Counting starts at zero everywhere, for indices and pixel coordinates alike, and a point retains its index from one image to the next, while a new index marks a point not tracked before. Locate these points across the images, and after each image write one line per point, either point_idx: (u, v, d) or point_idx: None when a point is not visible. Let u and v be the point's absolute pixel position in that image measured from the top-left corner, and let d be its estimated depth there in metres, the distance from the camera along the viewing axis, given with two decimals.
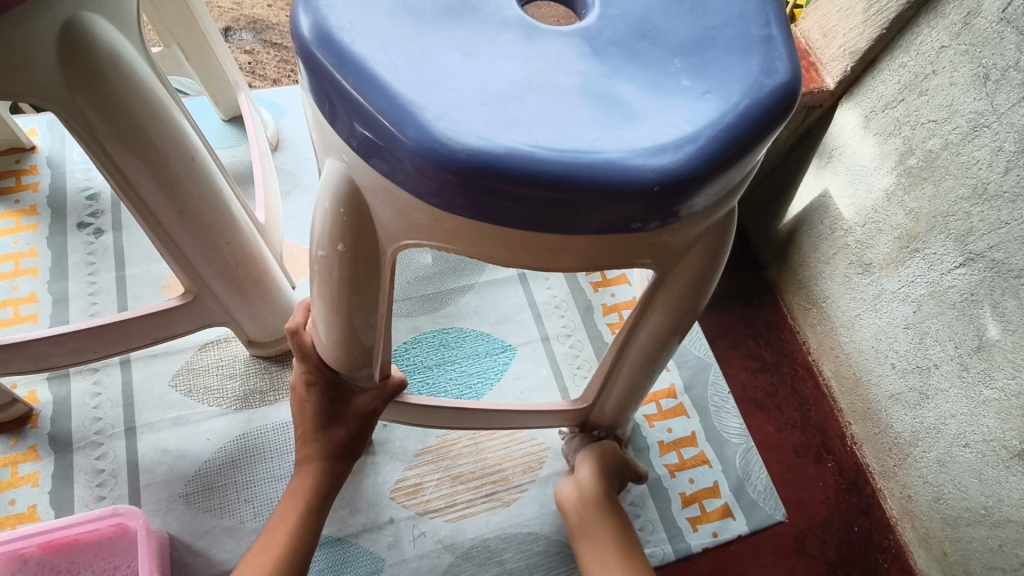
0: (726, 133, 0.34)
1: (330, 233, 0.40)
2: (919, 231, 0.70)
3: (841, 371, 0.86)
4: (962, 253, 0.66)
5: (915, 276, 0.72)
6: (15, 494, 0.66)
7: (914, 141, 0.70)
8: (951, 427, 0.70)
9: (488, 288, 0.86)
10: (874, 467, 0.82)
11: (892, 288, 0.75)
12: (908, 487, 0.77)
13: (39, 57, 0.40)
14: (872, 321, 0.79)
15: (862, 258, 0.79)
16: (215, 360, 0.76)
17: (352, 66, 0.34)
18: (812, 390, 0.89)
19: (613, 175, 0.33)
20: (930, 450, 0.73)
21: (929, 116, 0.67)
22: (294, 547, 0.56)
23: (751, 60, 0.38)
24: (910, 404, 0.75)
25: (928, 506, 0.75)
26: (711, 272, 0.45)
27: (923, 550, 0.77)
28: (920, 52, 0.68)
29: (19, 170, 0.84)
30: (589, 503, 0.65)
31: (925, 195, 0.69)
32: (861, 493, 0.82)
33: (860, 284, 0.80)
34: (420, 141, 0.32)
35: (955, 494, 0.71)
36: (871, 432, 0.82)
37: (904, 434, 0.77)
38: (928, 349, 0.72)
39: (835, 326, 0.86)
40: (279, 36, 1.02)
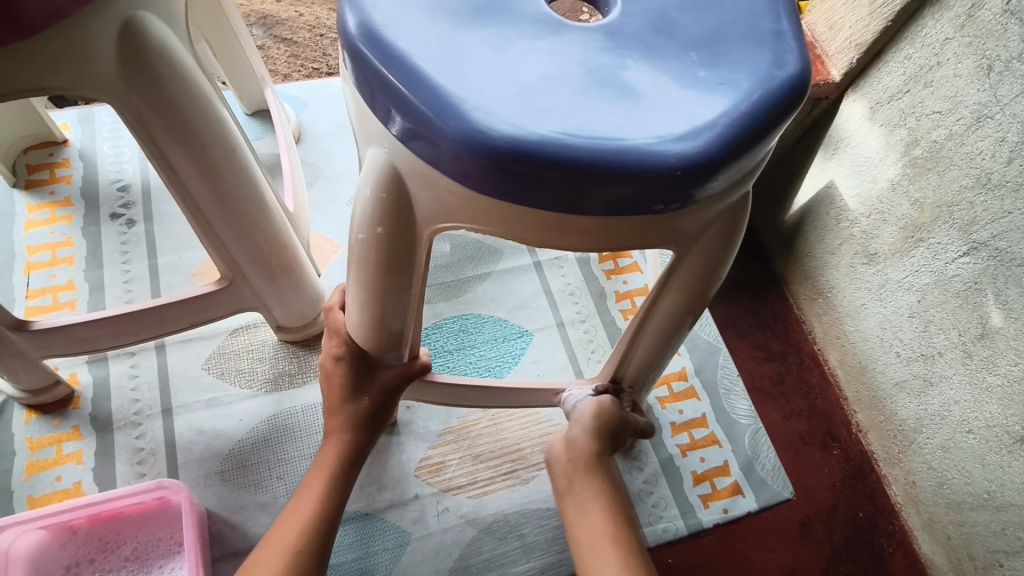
0: (740, 121, 0.37)
1: (370, 216, 0.43)
2: (924, 221, 0.73)
3: (846, 360, 0.89)
4: (965, 243, 0.68)
5: (921, 265, 0.74)
6: (61, 471, 0.70)
7: (919, 132, 0.72)
8: (955, 413, 0.73)
9: (505, 276, 0.89)
10: (879, 454, 0.85)
11: (897, 277, 0.78)
12: (912, 473, 0.80)
13: (99, 54, 0.43)
14: (877, 310, 0.82)
15: (867, 248, 0.82)
16: (245, 345, 0.79)
17: (396, 60, 0.36)
18: (818, 379, 0.92)
19: (639, 160, 0.35)
20: (934, 437, 0.76)
21: (935, 107, 0.70)
22: (320, 513, 0.57)
23: (762, 53, 0.40)
24: (914, 391, 0.78)
25: (932, 492, 0.77)
26: (727, 253, 0.48)
27: (927, 535, 0.79)
28: (925, 44, 0.70)
29: (53, 163, 0.87)
30: (579, 465, 0.61)
31: (930, 185, 0.72)
32: (866, 480, 0.85)
33: (865, 274, 0.83)
34: (461, 129, 0.35)
35: (959, 479, 0.73)
36: (876, 419, 0.85)
37: (909, 421, 0.80)
38: (933, 338, 0.74)
39: (841, 316, 0.89)
40: (290, 31, 1.05)
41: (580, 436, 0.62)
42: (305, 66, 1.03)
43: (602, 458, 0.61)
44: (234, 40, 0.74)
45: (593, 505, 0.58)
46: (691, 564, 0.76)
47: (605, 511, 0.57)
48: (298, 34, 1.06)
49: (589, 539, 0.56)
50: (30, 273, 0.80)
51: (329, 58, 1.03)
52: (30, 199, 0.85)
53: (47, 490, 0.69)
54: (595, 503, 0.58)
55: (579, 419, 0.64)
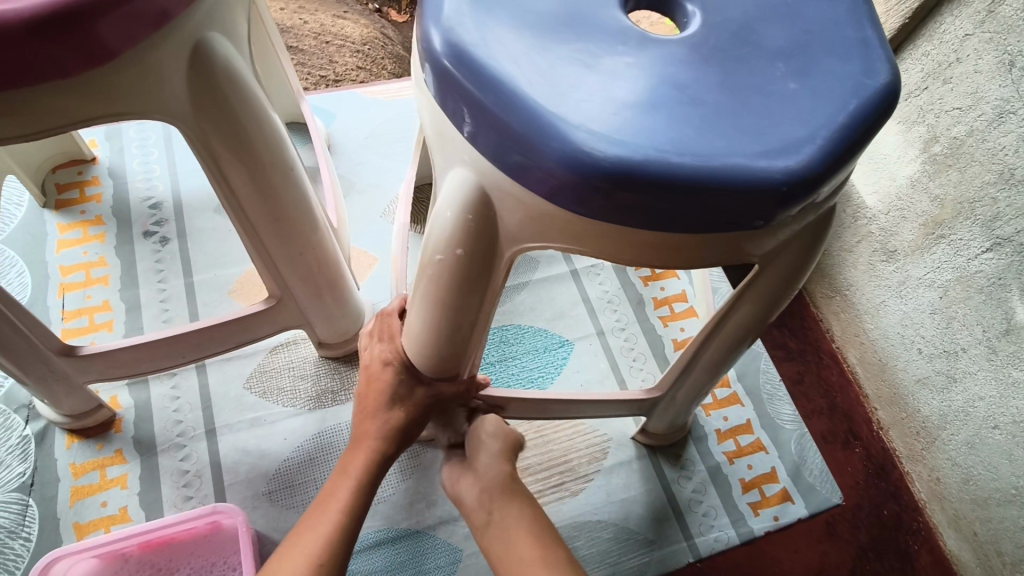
0: (840, 133, 0.37)
1: (449, 237, 0.42)
2: (945, 217, 0.73)
3: (866, 358, 0.88)
4: (988, 238, 0.68)
5: (941, 262, 0.74)
6: (106, 496, 0.68)
7: (938, 129, 0.72)
8: (979, 409, 0.72)
9: (542, 285, 0.88)
10: (901, 451, 0.85)
11: (918, 274, 0.78)
12: (936, 470, 0.80)
13: (167, 78, 0.42)
14: (897, 307, 0.82)
15: (886, 245, 0.82)
16: (286, 362, 0.78)
17: (491, 81, 0.36)
18: (838, 377, 0.91)
19: (746, 176, 0.35)
20: (958, 433, 0.76)
21: (955, 103, 0.69)
22: (345, 526, 0.55)
23: (851, 61, 0.40)
24: (938, 387, 0.77)
25: (956, 489, 0.77)
26: (809, 261, 0.47)
27: (952, 532, 0.79)
28: (943, 41, 0.70)
29: (82, 181, 0.86)
30: (493, 493, 0.60)
31: (950, 181, 0.71)
32: (889, 478, 0.84)
33: (885, 271, 0.83)
34: (564, 150, 0.35)
35: (984, 475, 0.73)
36: (898, 416, 0.84)
37: (932, 418, 0.79)
38: (955, 334, 0.74)
39: (860, 313, 0.88)
40: (295, 40, 1.04)
41: (485, 462, 0.62)
42: (312, 73, 1.02)
43: (509, 488, 0.60)
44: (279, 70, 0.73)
45: (518, 529, 0.57)
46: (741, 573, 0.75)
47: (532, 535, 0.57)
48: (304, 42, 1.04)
49: (518, 568, 0.55)
50: (64, 294, 0.78)
51: (336, 65, 1.02)
52: (61, 218, 0.83)
53: (93, 516, 0.67)
54: (518, 527, 0.58)
55: (482, 446, 0.63)
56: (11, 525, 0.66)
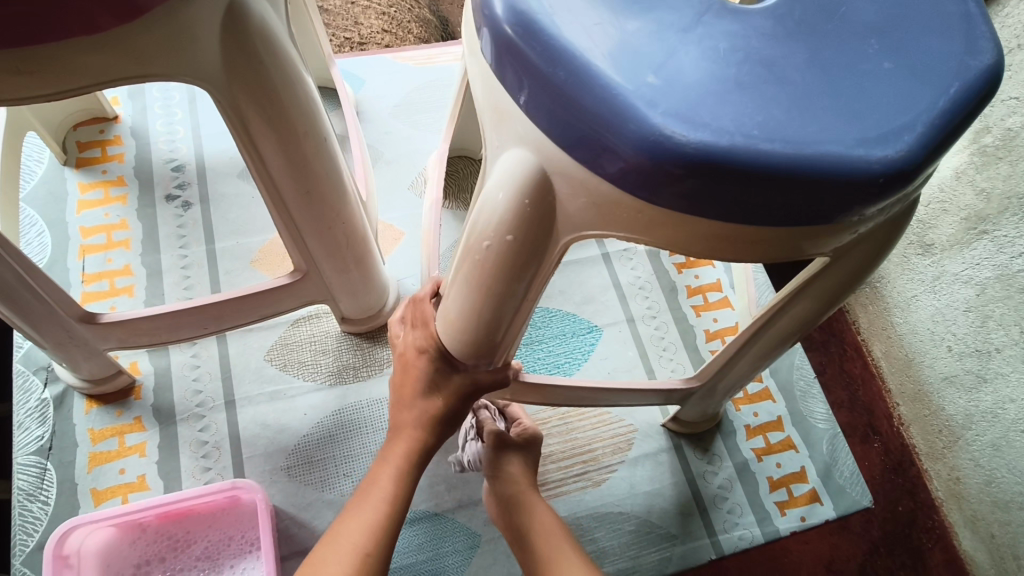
0: (941, 120, 0.34)
1: (500, 222, 0.39)
2: (989, 212, 0.69)
3: (892, 352, 0.85)
4: None
5: (982, 259, 0.70)
6: (124, 463, 0.68)
7: (991, 119, 0.68)
8: (1009, 411, 0.69)
9: (573, 268, 0.85)
10: (920, 448, 0.82)
11: (955, 270, 0.74)
12: (956, 469, 0.77)
13: (200, 39, 0.39)
14: (929, 303, 0.78)
15: (923, 239, 0.78)
16: (308, 336, 0.76)
17: (561, 55, 0.33)
18: (861, 370, 0.87)
19: (842, 166, 0.32)
20: (984, 434, 0.73)
21: (1013, 92, 0.66)
22: (390, 516, 0.56)
23: (953, 39, 0.36)
24: (966, 387, 0.74)
25: (977, 490, 0.74)
26: (889, 246, 0.44)
27: (969, 533, 0.76)
28: (1006, 26, 0.67)
29: (104, 140, 0.84)
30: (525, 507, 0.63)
31: (1000, 174, 0.67)
32: (907, 474, 0.81)
33: (919, 265, 0.79)
34: (643, 134, 0.32)
35: (1008, 478, 0.70)
36: (919, 413, 0.81)
37: (957, 418, 0.76)
38: (990, 333, 0.70)
39: (889, 307, 0.85)
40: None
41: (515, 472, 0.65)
42: (335, 34, 0.97)
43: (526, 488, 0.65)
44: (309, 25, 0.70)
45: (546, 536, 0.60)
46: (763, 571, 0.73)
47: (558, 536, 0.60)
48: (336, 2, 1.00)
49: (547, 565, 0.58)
50: (85, 257, 0.77)
51: (361, 27, 0.98)
52: (82, 177, 0.81)
53: (110, 483, 0.67)
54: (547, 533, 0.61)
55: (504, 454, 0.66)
56: (29, 488, 0.66)
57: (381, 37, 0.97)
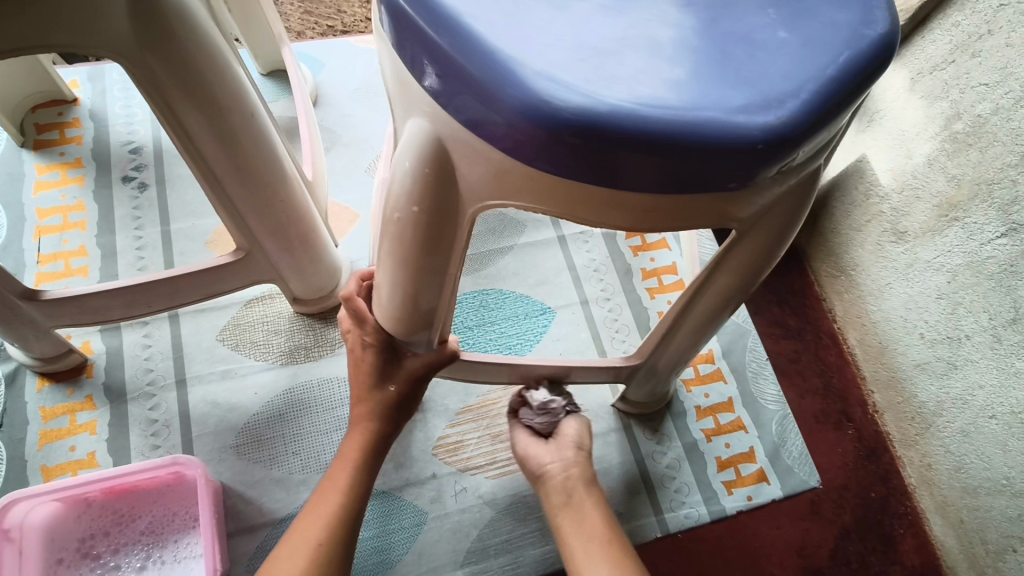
0: (828, 88, 0.34)
1: (407, 193, 0.41)
2: (960, 199, 0.68)
3: (866, 340, 0.85)
4: (1004, 224, 0.64)
5: (952, 246, 0.70)
6: (74, 441, 0.68)
7: (962, 105, 0.67)
8: (978, 397, 0.69)
9: (528, 250, 0.86)
10: (894, 435, 0.82)
11: (927, 257, 0.73)
12: (929, 455, 0.78)
13: (109, 12, 0.39)
14: (902, 290, 0.78)
15: (897, 226, 0.77)
16: (260, 316, 0.77)
17: (446, 21, 0.33)
18: (836, 358, 0.88)
19: (719, 131, 0.32)
20: (954, 420, 0.73)
21: (981, 78, 0.64)
22: (347, 506, 0.55)
23: (851, 10, 0.36)
24: (936, 373, 0.75)
25: (948, 475, 0.75)
26: (777, 248, 0.47)
27: (940, 518, 0.77)
28: (976, 11, 0.65)
29: (63, 122, 0.84)
30: (577, 482, 0.64)
31: (970, 161, 0.67)
32: (880, 461, 0.82)
33: (892, 252, 0.78)
34: (522, 99, 0.32)
35: (977, 464, 0.71)
36: (893, 400, 0.82)
37: (929, 404, 0.76)
38: (961, 320, 0.70)
39: (863, 295, 0.85)
40: None
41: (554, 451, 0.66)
42: (318, 22, 0.97)
43: (587, 483, 0.65)
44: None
45: (590, 515, 0.62)
46: (721, 548, 0.75)
47: (604, 548, 0.59)
48: None
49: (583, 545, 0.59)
50: (40, 238, 0.77)
51: (344, 15, 0.97)
52: (39, 159, 0.82)
53: (61, 460, 0.68)
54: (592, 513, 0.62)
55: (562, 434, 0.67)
56: None
57: (364, 24, 0.97)
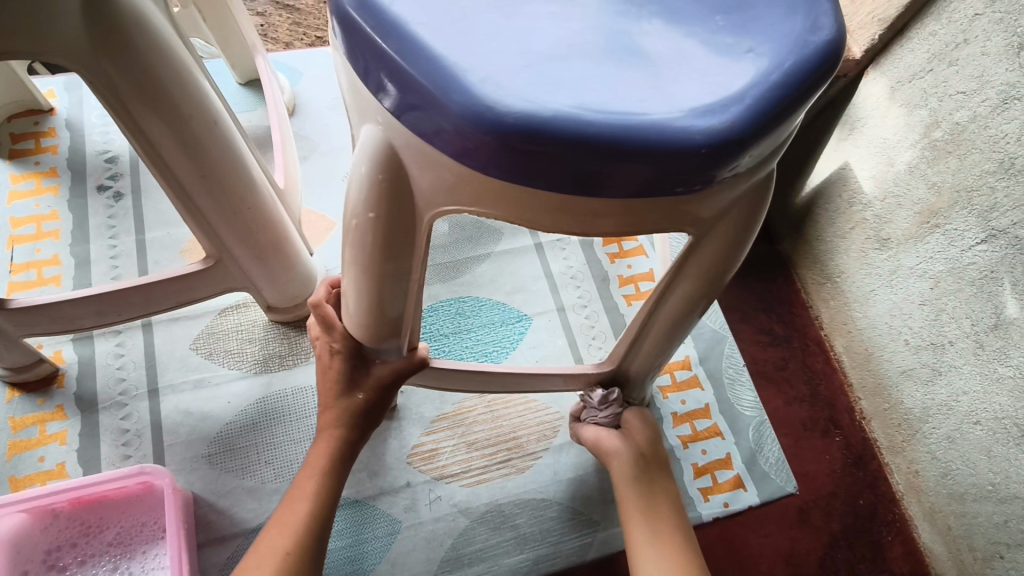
0: (773, 93, 0.34)
1: (363, 200, 0.41)
2: (941, 206, 0.68)
3: (852, 347, 0.85)
4: (984, 230, 0.64)
5: (934, 252, 0.70)
6: (44, 451, 0.68)
7: (940, 113, 0.67)
8: (962, 403, 0.69)
9: (505, 258, 0.86)
10: (881, 442, 0.82)
11: (910, 263, 0.73)
12: (915, 462, 0.77)
13: (62, 17, 0.40)
14: (886, 297, 0.78)
15: (880, 233, 0.77)
16: (234, 325, 0.77)
17: (392, 28, 0.34)
18: (823, 365, 0.88)
19: (661, 136, 0.32)
20: (940, 427, 0.73)
21: (958, 87, 0.64)
22: (315, 513, 0.55)
23: (797, 16, 0.37)
24: (921, 380, 0.74)
25: (935, 482, 0.75)
26: (745, 237, 0.46)
27: (928, 525, 0.77)
28: (951, 20, 0.65)
29: (38, 132, 0.84)
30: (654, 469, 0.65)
31: (948, 168, 0.67)
32: (868, 468, 0.82)
33: (876, 259, 0.78)
34: (466, 105, 0.32)
35: (963, 470, 0.70)
36: (880, 407, 0.82)
37: (915, 410, 0.76)
38: (943, 327, 0.70)
39: (849, 302, 0.85)
40: None
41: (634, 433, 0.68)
42: (308, 33, 0.98)
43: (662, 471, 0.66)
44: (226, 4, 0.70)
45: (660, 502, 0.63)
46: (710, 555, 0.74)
47: (672, 533, 0.60)
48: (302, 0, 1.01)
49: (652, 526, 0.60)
50: (13, 247, 0.77)
51: None
52: (14, 169, 0.82)
53: (30, 471, 0.67)
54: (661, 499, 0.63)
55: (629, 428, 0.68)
56: None
57: None
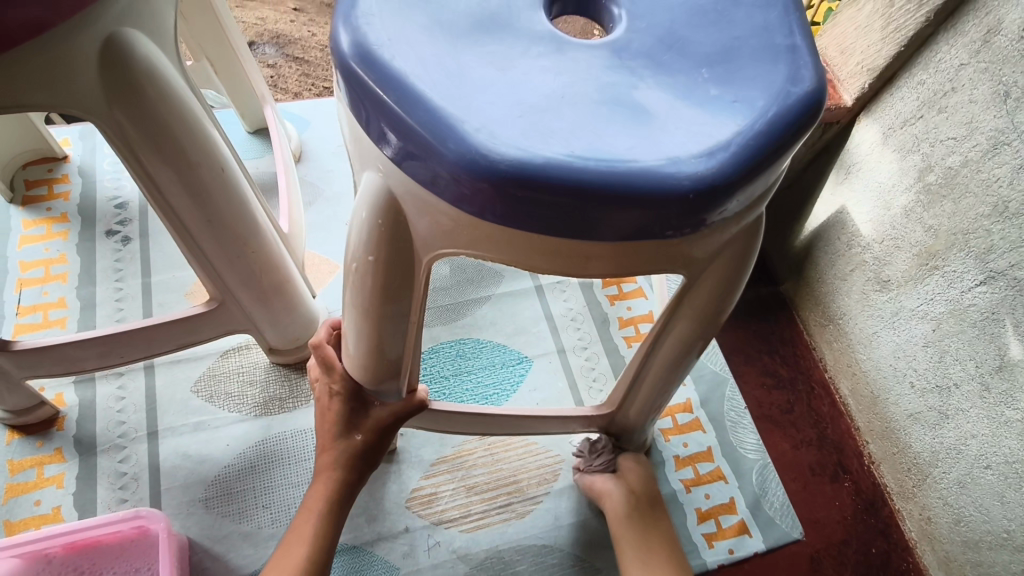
0: (757, 140, 0.35)
1: (362, 244, 0.42)
2: (939, 248, 0.69)
3: (858, 390, 0.85)
4: (982, 271, 0.64)
5: (935, 293, 0.70)
6: (40, 495, 0.67)
7: (933, 158, 0.68)
8: (971, 448, 0.68)
9: (505, 300, 0.87)
10: (892, 487, 0.81)
11: (911, 305, 0.74)
12: (927, 508, 0.76)
13: (80, 71, 0.43)
14: (890, 339, 0.78)
15: (880, 275, 0.78)
16: (236, 368, 0.77)
17: (392, 80, 0.35)
18: (829, 408, 0.87)
19: (649, 182, 0.34)
20: (950, 471, 0.71)
21: (949, 133, 0.66)
22: (313, 558, 0.55)
23: (778, 68, 0.38)
24: (930, 423, 0.73)
25: (947, 529, 0.73)
26: (738, 278, 0.47)
27: None
28: (938, 70, 0.67)
29: (52, 179, 0.87)
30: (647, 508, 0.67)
31: (945, 212, 0.68)
32: (879, 513, 0.80)
33: (877, 301, 0.79)
34: (461, 152, 0.34)
35: (976, 517, 0.69)
36: (889, 451, 0.81)
37: (924, 454, 0.75)
38: (948, 369, 0.70)
39: (852, 343, 0.84)
40: (301, 51, 1.05)
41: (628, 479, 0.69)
42: (315, 84, 1.03)
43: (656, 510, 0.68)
44: (234, 55, 0.73)
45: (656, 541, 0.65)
46: None
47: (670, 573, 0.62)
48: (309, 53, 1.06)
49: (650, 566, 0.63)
50: (21, 290, 0.79)
51: None
52: (26, 214, 0.84)
53: (25, 515, 0.66)
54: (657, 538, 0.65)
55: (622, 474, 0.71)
56: None
57: None
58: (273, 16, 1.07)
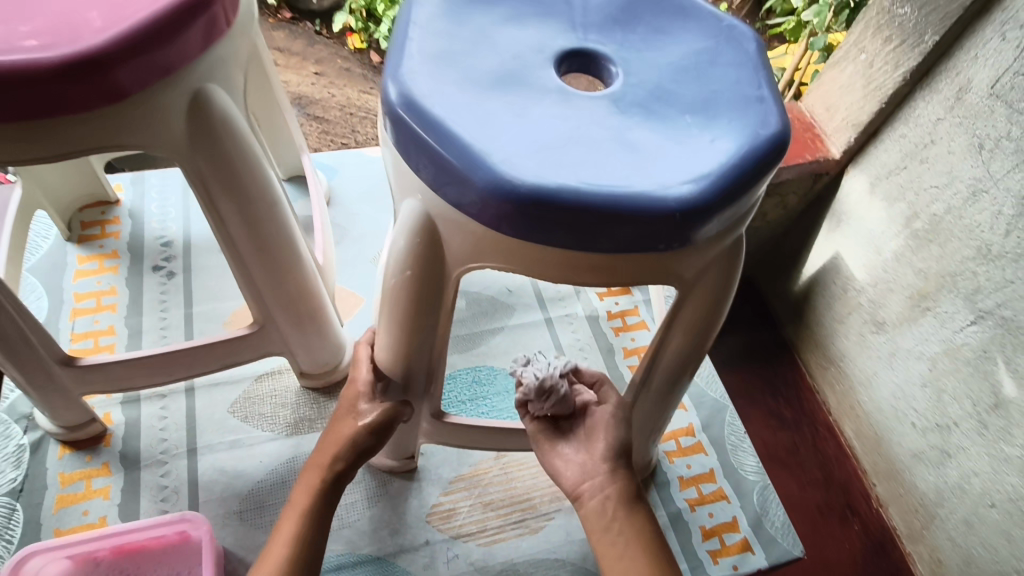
0: (732, 171, 0.43)
1: (400, 260, 0.49)
2: (929, 291, 0.75)
3: (862, 431, 0.89)
4: (973, 312, 0.70)
5: (929, 334, 0.76)
6: (88, 505, 0.73)
7: (918, 206, 0.76)
8: (975, 485, 0.72)
9: (516, 330, 0.93)
10: (901, 529, 0.84)
11: (908, 346, 0.79)
12: (937, 550, 0.79)
13: (170, 118, 0.51)
14: (889, 379, 0.83)
15: (875, 317, 0.84)
16: (269, 390, 0.83)
17: (433, 123, 0.43)
18: (835, 450, 0.91)
19: (642, 204, 0.41)
20: (956, 511, 0.75)
21: (931, 181, 0.74)
22: (296, 547, 0.55)
23: (750, 115, 0.47)
24: (932, 463, 0.78)
25: (957, 570, 0.76)
26: (725, 294, 0.53)
27: None
28: (918, 124, 0.75)
29: (104, 220, 0.95)
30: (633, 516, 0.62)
31: (933, 255, 0.74)
32: (889, 556, 0.83)
33: (875, 341, 0.84)
34: (489, 180, 0.41)
35: (984, 554, 0.72)
36: (896, 492, 0.84)
37: (929, 494, 0.79)
38: (947, 407, 0.75)
39: (854, 386, 0.90)
40: (321, 110, 1.16)
41: None
42: (333, 141, 1.13)
43: None
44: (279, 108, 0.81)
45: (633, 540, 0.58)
46: None
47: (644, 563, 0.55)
48: (328, 112, 1.17)
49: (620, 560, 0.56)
50: (75, 319, 0.86)
51: (356, 134, 1.15)
52: (81, 251, 0.92)
53: (73, 523, 0.71)
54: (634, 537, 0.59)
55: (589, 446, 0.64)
56: None
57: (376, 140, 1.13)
58: (295, 81, 1.18)
